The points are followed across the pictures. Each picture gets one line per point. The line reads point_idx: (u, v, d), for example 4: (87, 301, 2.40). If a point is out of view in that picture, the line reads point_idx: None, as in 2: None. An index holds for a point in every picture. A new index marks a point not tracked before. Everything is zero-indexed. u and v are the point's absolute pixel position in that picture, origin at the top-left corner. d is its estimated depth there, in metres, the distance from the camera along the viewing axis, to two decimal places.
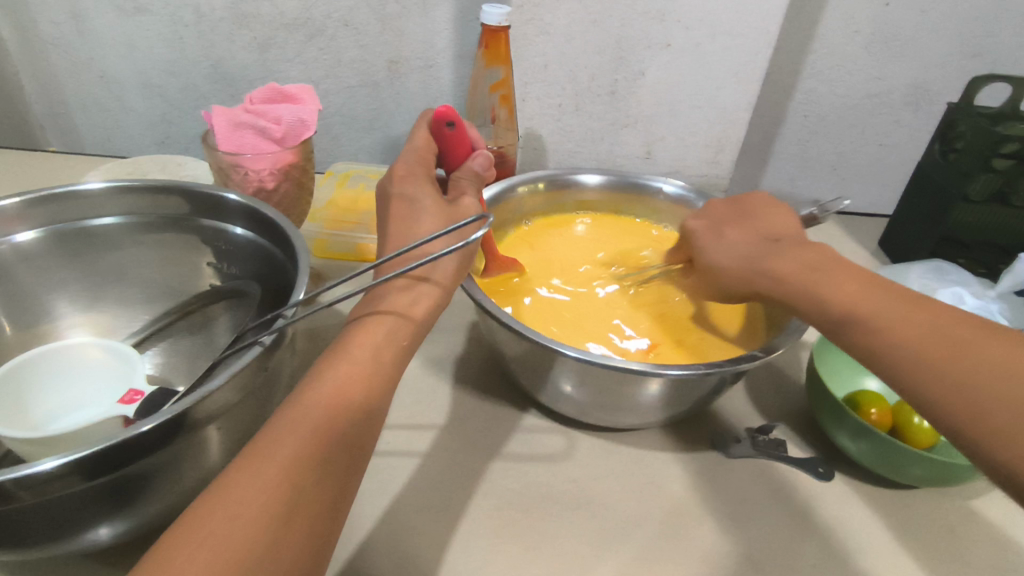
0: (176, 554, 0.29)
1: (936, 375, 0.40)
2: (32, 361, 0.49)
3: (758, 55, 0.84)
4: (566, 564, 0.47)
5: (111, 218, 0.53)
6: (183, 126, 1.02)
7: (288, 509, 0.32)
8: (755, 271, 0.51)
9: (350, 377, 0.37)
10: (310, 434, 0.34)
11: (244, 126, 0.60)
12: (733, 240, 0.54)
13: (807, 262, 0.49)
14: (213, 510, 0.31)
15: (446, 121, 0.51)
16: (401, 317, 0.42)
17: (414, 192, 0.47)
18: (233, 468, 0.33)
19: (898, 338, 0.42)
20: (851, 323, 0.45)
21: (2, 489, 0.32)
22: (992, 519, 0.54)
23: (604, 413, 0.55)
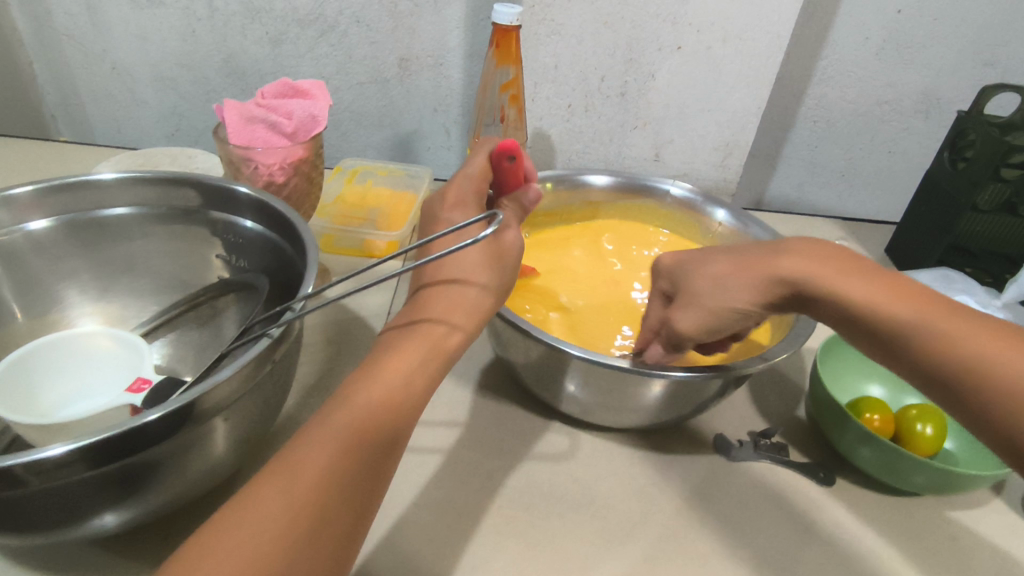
0: (202, 564, 0.29)
1: (943, 330, 0.42)
2: (50, 345, 0.50)
3: (770, 59, 0.84)
4: (567, 563, 0.47)
5: (123, 209, 0.54)
6: (193, 119, 1.03)
7: (310, 532, 0.32)
8: (780, 263, 0.48)
9: (381, 397, 0.37)
10: (339, 447, 0.35)
11: (255, 120, 0.61)
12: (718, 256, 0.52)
13: (825, 254, 0.48)
14: (239, 523, 0.31)
15: (507, 154, 0.50)
16: (451, 329, 0.43)
17: (459, 220, 0.48)
18: (257, 483, 0.33)
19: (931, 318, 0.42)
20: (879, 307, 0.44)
21: (13, 474, 0.33)
22: (995, 529, 0.54)
23: (608, 413, 0.55)
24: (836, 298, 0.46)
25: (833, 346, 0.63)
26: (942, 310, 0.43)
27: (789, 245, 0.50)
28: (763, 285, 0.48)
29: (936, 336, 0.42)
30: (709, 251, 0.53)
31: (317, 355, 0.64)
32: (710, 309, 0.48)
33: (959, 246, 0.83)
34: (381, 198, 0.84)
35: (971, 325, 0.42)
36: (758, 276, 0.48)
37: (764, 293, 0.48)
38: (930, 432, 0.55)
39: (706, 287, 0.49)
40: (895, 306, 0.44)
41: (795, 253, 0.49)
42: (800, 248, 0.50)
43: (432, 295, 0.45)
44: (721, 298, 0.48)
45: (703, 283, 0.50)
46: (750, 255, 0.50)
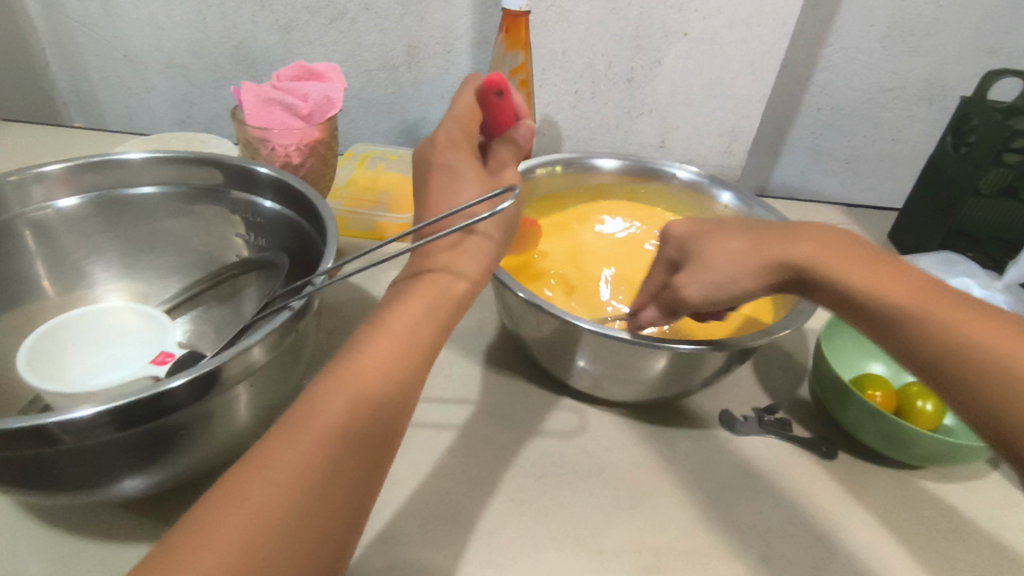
0: (223, 509, 0.31)
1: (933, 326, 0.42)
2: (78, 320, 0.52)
3: (775, 47, 0.85)
4: (578, 528, 0.49)
5: (149, 187, 0.55)
6: (205, 106, 1.04)
7: (325, 475, 0.34)
8: (734, 255, 0.50)
9: (386, 351, 0.39)
10: (351, 397, 0.37)
11: (273, 102, 0.62)
12: (731, 239, 0.51)
13: (827, 242, 0.49)
14: (257, 468, 0.33)
15: (496, 89, 0.52)
16: (455, 278, 0.45)
17: (455, 162, 0.49)
18: (272, 435, 0.35)
19: (931, 304, 0.43)
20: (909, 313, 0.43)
21: (52, 432, 0.35)
22: (992, 500, 0.55)
23: (617, 387, 0.56)
24: (851, 283, 0.46)
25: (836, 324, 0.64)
26: (944, 302, 0.43)
27: (808, 229, 0.50)
28: (773, 267, 0.49)
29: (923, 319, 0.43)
30: (716, 223, 0.54)
31: (331, 333, 0.66)
32: (719, 283, 0.49)
33: (961, 231, 0.84)
34: (391, 182, 0.86)
35: (985, 324, 0.41)
36: (777, 257, 0.49)
37: (769, 274, 0.49)
38: (930, 408, 0.56)
39: (746, 257, 0.50)
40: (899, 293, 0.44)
41: (816, 236, 0.50)
42: (818, 232, 0.50)
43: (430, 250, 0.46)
44: (720, 275, 0.49)
45: (713, 255, 0.50)
46: (779, 233, 0.51)
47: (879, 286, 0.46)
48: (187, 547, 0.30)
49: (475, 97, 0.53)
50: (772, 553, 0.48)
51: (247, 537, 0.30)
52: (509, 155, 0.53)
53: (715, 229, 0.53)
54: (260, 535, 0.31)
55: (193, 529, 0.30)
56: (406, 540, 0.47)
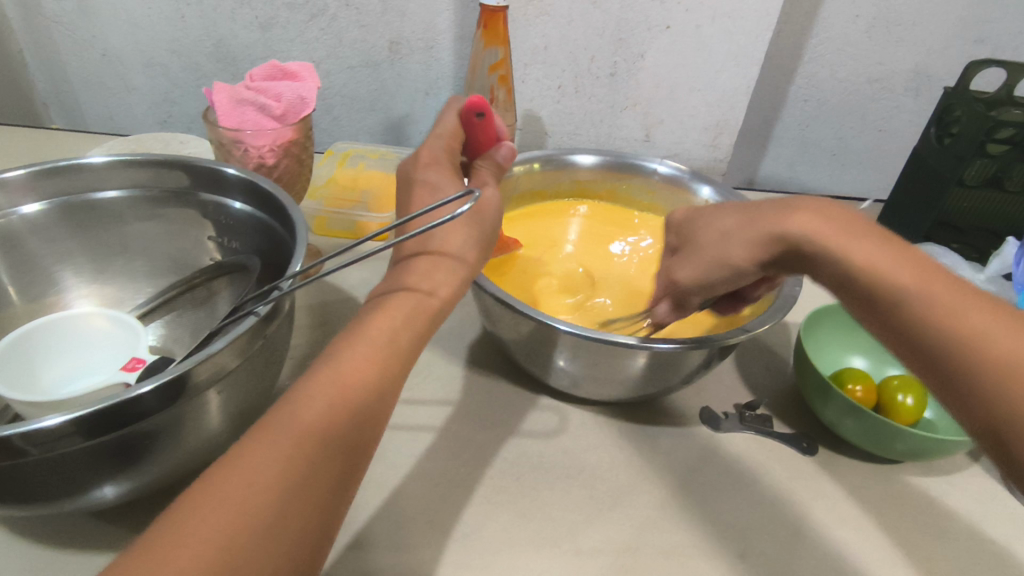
0: (196, 510, 0.31)
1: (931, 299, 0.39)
2: (56, 323, 0.51)
3: (758, 39, 0.84)
4: (557, 529, 0.49)
5: (115, 191, 0.54)
6: (186, 105, 1.03)
7: (301, 479, 0.33)
8: (763, 221, 0.47)
9: (366, 357, 0.39)
10: (329, 401, 0.36)
11: (245, 103, 0.61)
12: (728, 218, 0.50)
13: (833, 221, 0.45)
14: (231, 472, 0.32)
15: (477, 111, 0.51)
16: (425, 295, 0.44)
17: (437, 180, 0.49)
18: (248, 438, 0.34)
19: (916, 278, 0.40)
20: (871, 270, 0.42)
21: (11, 446, 0.34)
22: (973, 493, 0.55)
23: (596, 386, 0.56)
24: (843, 261, 0.43)
25: (818, 320, 0.64)
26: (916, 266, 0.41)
27: (801, 202, 0.47)
28: (767, 242, 0.46)
29: (908, 289, 0.40)
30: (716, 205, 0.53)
31: (311, 335, 0.65)
32: (719, 255, 0.48)
33: (945, 222, 0.84)
34: (372, 180, 0.85)
35: (953, 292, 0.39)
36: (764, 231, 0.46)
37: (766, 248, 0.47)
38: (911, 402, 0.56)
39: (735, 232, 0.48)
40: (881, 262, 0.42)
41: (848, 221, 0.45)
42: (817, 210, 0.46)
43: (406, 267, 0.46)
44: (726, 247, 0.48)
45: (717, 232, 0.50)
46: (764, 211, 0.48)
47: (875, 259, 0.42)
48: (156, 549, 0.29)
49: (458, 121, 0.53)
50: (750, 551, 0.48)
51: (217, 542, 0.30)
52: (489, 175, 0.51)
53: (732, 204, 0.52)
54: (229, 543, 0.30)
55: (165, 530, 0.30)
56: (381, 546, 0.47)
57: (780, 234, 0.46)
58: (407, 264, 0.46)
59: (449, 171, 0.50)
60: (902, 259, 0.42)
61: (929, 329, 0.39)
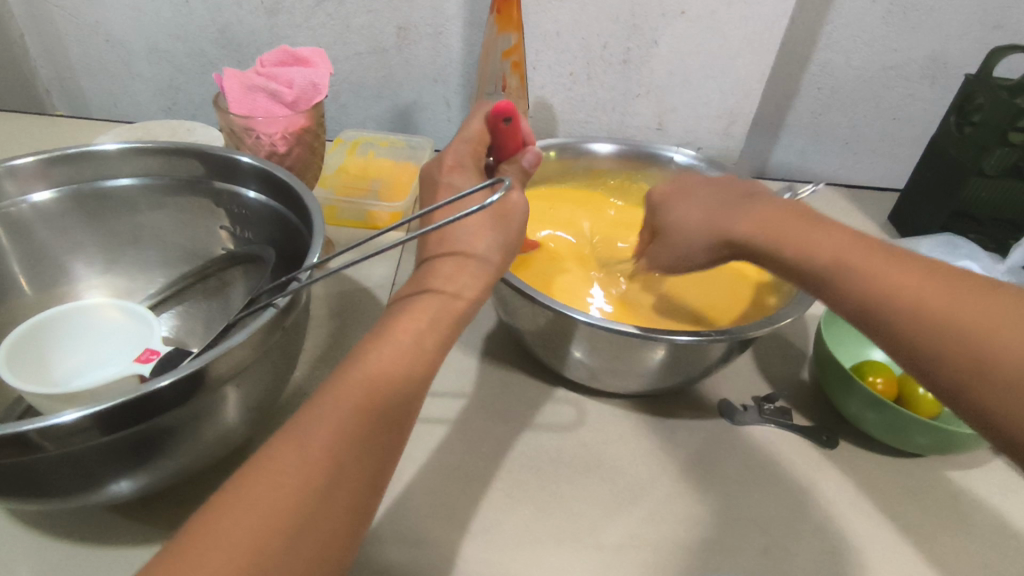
0: (224, 515, 0.30)
1: (869, 285, 0.42)
2: (88, 308, 0.51)
3: (775, 24, 0.82)
4: (576, 524, 0.48)
5: (127, 179, 0.53)
6: (191, 91, 1.01)
7: (330, 482, 0.33)
8: (685, 232, 0.53)
9: (393, 358, 0.38)
10: (356, 404, 0.35)
11: (256, 89, 0.60)
12: (690, 211, 0.54)
13: (778, 215, 0.49)
14: (259, 474, 0.32)
15: (504, 118, 0.50)
16: (450, 297, 0.43)
17: (461, 182, 0.50)
18: (277, 440, 0.34)
19: (849, 262, 0.43)
20: (839, 262, 0.44)
21: (31, 439, 0.33)
22: (995, 488, 0.54)
23: (615, 378, 0.55)
24: (793, 251, 0.46)
25: (839, 311, 0.63)
26: (866, 249, 0.44)
27: (764, 201, 0.51)
28: (722, 242, 0.51)
29: (847, 271, 0.43)
30: (691, 188, 0.56)
31: (325, 327, 0.65)
32: (682, 251, 0.53)
33: (963, 212, 0.83)
34: (382, 168, 0.84)
35: (906, 272, 0.41)
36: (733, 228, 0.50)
37: (723, 249, 0.51)
38: (933, 395, 0.55)
39: (693, 229, 0.52)
40: (846, 250, 0.44)
41: (767, 206, 0.50)
42: (768, 210, 0.50)
43: (430, 269, 0.45)
44: (688, 241, 0.52)
45: (690, 223, 0.53)
46: (729, 205, 0.52)
47: (822, 243, 0.45)
48: (185, 552, 0.29)
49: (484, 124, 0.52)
50: (773, 546, 0.48)
51: (244, 547, 0.29)
52: (515, 180, 0.52)
53: (693, 194, 0.55)
54: (262, 547, 0.30)
55: (196, 533, 0.30)
56: (403, 540, 0.46)
57: (734, 234, 0.50)
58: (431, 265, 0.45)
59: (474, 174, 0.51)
60: (879, 252, 0.43)
61: (924, 335, 0.38)
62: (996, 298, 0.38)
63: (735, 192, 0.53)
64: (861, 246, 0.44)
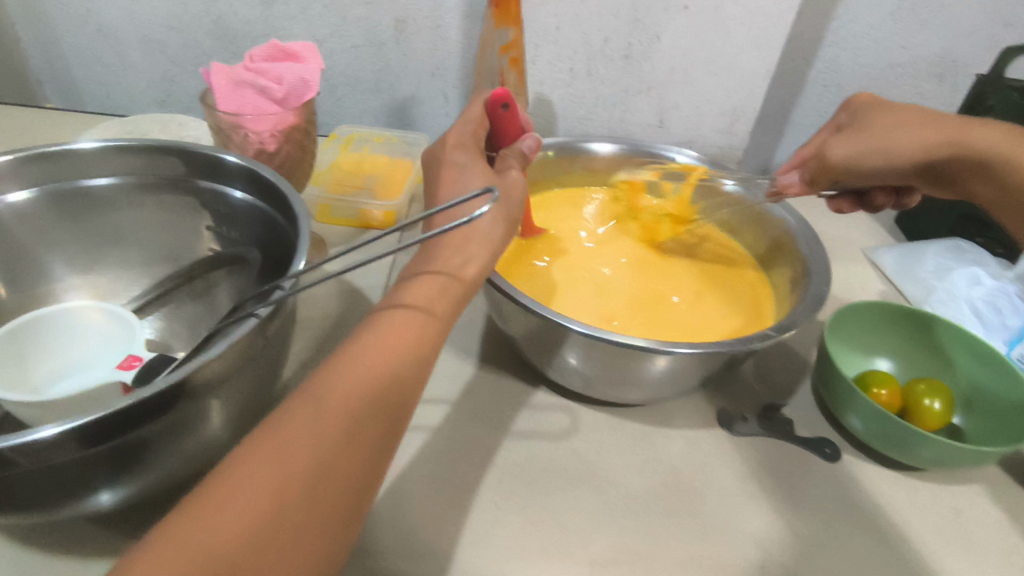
0: (209, 501, 0.29)
1: (989, 147, 0.53)
2: (71, 311, 0.50)
3: (781, 20, 0.80)
4: (570, 537, 0.47)
5: (105, 178, 0.52)
6: (185, 83, 0.99)
7: (337, 453, 0.33)
8: (876, 138, 0.57)
9: (401, 336, 0.38)
10: (367, 378, 0.36)
11: (244, 85, 0.58)
12: (846, 138, 0.58)
13: (1008, 131, 0.54)
14: (246, 460, 0.31)
15: (502, 103, 0.52)
16: (425, 315, 0.40)
17: (466, 161, 0.49)
18: (290, 408, 0.34)
19: (959, 137, 0.54)
20: (941, 138, 0.54)
21: (1, 457, 0.32)
22: (1000, 503, 0.53)
23: (610, 387, 0.54)
24: (950, 150, 0.54)
25: (842, 319, 0.61)
26: (931, 122, 0.56)
27: (880, 116, 0.58)
28: (940, 145, 0.54)
29: (947, 144, 0.54)
30: (844, 129, 0.62)
31: (315, 330, 0.63)
32: (883, 152, 0.56)
33: (971, 215, 0.80)
34: (377, 165, 0.82)
35: (957, 126, 0.55)
36: (949, 141, 0.54)
37: (934, 149, 0.55)
38: (939, 407, 0.54)
39: (844, 147, 0.57)
40: (910, 127, 0.56)
41: (989, 126, 0.55)
42: (881, 117, 0.58)
43: (408, 281, 0.43)
44: (891, 143, 0.56)
45: (886, 125, 0.57)
46: (863, 130, 0.58)
47: (906, 133, 0.56)
48: (167, 539, 0.28)
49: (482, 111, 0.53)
50: (771, 561, 0.46)
51: (231, 535, 0.29)
52: (515, 160, 0.51)
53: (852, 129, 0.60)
54: (267, 512, 0.30)
55: (206, 494, 0.30)
56: (388, 555, 0.45)
57: (940, 147, 0.55)
58: (407, 281, 0.43)
59: (473, 152, 0.50)
60: (930, 123, 0.56)
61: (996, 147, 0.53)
62: (999, 130, 0.54)
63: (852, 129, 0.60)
64: (930, 121, 0.56)
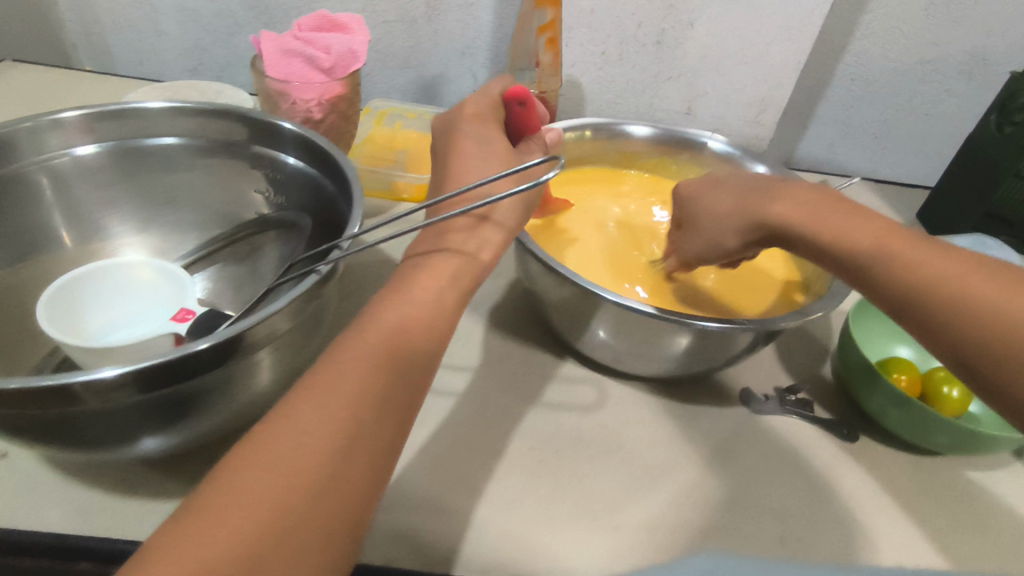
0: (208, 515, 0.29)
1: (843, 238, 0.46)
2: (134, 265, 0.52)
3: (814, 11, 0.81)
4: (596, 502, 0.49)
5: (169, 138, 0.54)
6: (217, 53, 1.01)
7: (349, 441, 0.33)
8: (760, 200, 0.52)
9: (411, 320, 0.39)
10: (373, 364, 0.36)
11: (292, 54, 0.59)
12: (720, 197, 0.54)
13: (805, 199, 0.50)
14: (247, 469, 0.30)
15: (518, 100, 0.52)
16: (455, 279, 0.42)
17: (485, 134, 0.49)
18: (297, 398, 0.34)
19: (846, 224, 0.47)
20: (843, 241, 0.46)
21: (73, 392, 0.34)
22: (1012, 489, 0.55)
23: (639, 362, 0.55)
24: (812, 233, 0.48)
25: (865, 305, 0.63)
26: (846, 214, 0.47)
27: (784, 190, 0.52)
28: (750, 227, 0.51)
29: (828, 231, 0.47)
30: (718, 180, 0.57)
31: (349, 295, 0.65)
32: (713, 238, 0.54)
33: (996, 213, 0.83)
34: (409, 140, 0.83)
35: (858, 223, 0.46)
36: (827, 232, 0.47)
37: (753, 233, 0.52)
38: (956, 394, 0.55)
39: (724, 217, 0.53)
40: (854, 232, 0.46)
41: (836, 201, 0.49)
42: (791, 189, 0.51)
43: (421, 262, 0.43)
44: (719, 216, 0.53)
45: (718, 206, 0.54)
46: (755, 189, 0.53)
47: (836, 226, 0.47)
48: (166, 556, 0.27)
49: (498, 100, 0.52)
50: (788, 535, 0.48)
51: (230, 548, 0.28)
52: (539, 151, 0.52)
53: (735, 185, 0.55)
54: (285, 504, 0.30)
55: (218, 492, 0.30)
56: (424, 510, 0.47)
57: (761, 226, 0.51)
58: (444, 228, 0.45)
59: (494, 129, 0.50)
60: (856, 216, 0.47)
61: (873, 258, 0.44)
62: (927, 246, 0.43)
63: (740, 199, 0.53)
64: (875, 231, 0.46)
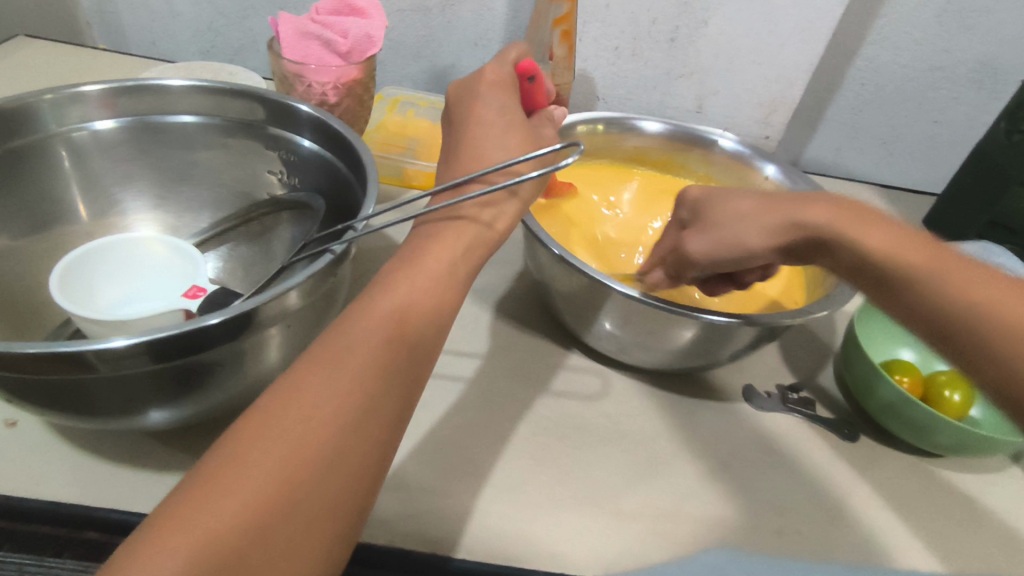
0: (218, 484, 0.29)
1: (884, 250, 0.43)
2: (146, 241, 0.53)
3: (829, 13, 0.81)
4: (598, 490, 0.49)
5: (185, 116, 0.54)
6: (230, 36, 1.01)
7: (358, 416, 0.34)
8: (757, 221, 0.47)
9: (423, 294, 0.39)
10: (383, 339, 0.36)
11: (310, 36, 0.60)
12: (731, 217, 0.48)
13: (839, 209, 0.46)
14: (257, 441, 0.31)
15: (530, 75, 0.51)
16: (465, 252, 0.42)
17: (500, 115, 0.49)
18: (305, 371, 0.34)
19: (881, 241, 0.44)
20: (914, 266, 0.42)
21: (85, 360, 0.34)
22: (1007, 492, 0.56)
23: (644, 353, 0.56)
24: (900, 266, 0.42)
25: (870, 307, 0.63)
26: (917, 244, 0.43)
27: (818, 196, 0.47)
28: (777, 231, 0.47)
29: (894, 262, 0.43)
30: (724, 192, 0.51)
31: (358, 278, 0.65)
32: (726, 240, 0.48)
33: (999, 222, 0.83)
34: (420, 129, 0.84)
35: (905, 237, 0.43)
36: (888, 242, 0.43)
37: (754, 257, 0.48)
38: (958, 399, 0.56)
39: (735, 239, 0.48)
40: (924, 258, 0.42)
41: (887, 224, 0.45)
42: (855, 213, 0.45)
43: (432, 234, 0.43)
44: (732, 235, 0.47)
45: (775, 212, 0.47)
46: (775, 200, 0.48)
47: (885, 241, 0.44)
48: (173, 524, 0.28)
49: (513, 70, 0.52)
50: (786, 529, 0.49)
51: (239, 519, 0.29)
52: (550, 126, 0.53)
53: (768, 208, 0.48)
54: (291, 476, 0.31)
55: (227, 463, 0.30)
56: (428, 491, 0.47)
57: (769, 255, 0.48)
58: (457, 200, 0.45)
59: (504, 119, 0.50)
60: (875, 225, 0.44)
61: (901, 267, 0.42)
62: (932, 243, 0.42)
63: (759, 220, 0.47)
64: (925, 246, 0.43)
